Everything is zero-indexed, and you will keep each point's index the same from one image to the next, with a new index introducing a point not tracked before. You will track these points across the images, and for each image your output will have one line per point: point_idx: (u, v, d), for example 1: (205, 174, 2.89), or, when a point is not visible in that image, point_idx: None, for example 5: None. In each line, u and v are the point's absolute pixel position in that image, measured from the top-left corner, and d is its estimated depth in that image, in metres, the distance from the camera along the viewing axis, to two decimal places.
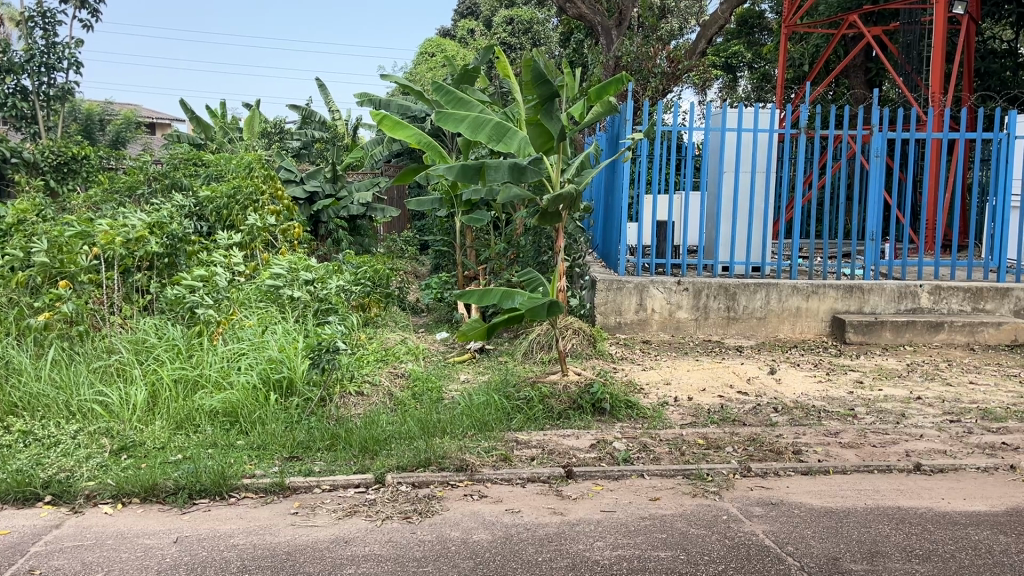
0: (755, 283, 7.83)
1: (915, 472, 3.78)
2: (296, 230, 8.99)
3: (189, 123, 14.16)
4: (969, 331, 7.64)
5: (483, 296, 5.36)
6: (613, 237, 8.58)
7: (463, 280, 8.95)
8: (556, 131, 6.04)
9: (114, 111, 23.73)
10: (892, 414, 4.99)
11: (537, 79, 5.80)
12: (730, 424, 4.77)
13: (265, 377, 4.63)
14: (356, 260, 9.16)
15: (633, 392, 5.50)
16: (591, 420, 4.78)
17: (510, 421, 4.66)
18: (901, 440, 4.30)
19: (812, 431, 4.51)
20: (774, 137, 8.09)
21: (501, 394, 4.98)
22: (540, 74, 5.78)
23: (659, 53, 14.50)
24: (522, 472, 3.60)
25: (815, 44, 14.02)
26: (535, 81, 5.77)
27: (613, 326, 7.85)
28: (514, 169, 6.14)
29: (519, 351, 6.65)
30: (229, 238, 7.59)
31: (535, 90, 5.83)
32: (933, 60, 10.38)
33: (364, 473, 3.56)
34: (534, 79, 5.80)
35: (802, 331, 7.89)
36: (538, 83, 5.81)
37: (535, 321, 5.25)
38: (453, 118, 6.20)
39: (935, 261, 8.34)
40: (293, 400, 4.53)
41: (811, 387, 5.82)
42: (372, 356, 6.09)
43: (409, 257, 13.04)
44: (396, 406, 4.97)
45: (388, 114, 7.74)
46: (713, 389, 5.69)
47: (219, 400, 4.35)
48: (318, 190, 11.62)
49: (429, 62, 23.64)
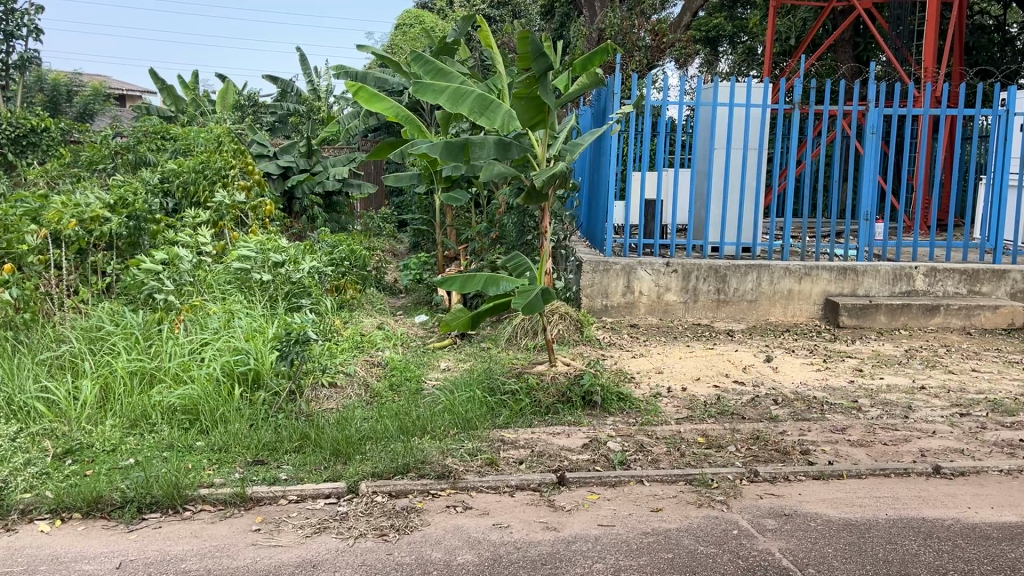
0: (746, 265, 7.53)
1: (934, 475, 3.51)
2: (267, 207, 8.59)
3: (159, 94, 13.59)
4: (965, 314, 7.41)
5: (465, 283, 5.06)
6: (599, 216, 8.23)
7: (443, 260, 8.60)
8: (550, 105, 5.73)
9: (82, 80, 23.00)
10: (898, 406, 4.73)
11: (534, 54, 5.45)
12: (729, 419, 4.50)
13: (228, 370, 4.25)
14: (333, 239, 8.78)
15: (624, 383, 5.21)
16: (582, 415, 4.48)
17: (497, 416, 4.35)
18: (913, 437, 4.03)
19: (817, 426, 4.23)
20: (767, 113, 7.77)
21: (485, 387, 4.66)
22: (538, 48, 5.42)
23: (642, 27, 13.95)
24: (509, 479, 3.27)
25: (802, 18, 13.69)
26: (533, 55, 5.42)
27: (599, 310, 7.54)
28: (499, 145, 5.89)
29: (502, 337, 6.35)
30: (195, 217, 7.18)
31: (532, 64, 5.48)
32: (927, 34, 10.08)
33: (335, 482, 3.21)
34: (531, 53, 5.44)
35: (794, 314, 7.62)
36: (535, 58, 5.46)
37: (530, 314, 4.84)
38: (433, 90, 5.79)
39: (929, 242, 8.10)
40: (259, 395, 4.17)
41: (810, 375, 5.55)
42: (347, 345, 5.74)
43: (387, 235, 12.65)
44: (373, 401, 4.66)
45: (364, 85, 7.30)
46: (709, 378, 5.41)
47: (177, 396, 3.96)
48: (292, 165, 11.18)
49: (406, 34, 23.00)
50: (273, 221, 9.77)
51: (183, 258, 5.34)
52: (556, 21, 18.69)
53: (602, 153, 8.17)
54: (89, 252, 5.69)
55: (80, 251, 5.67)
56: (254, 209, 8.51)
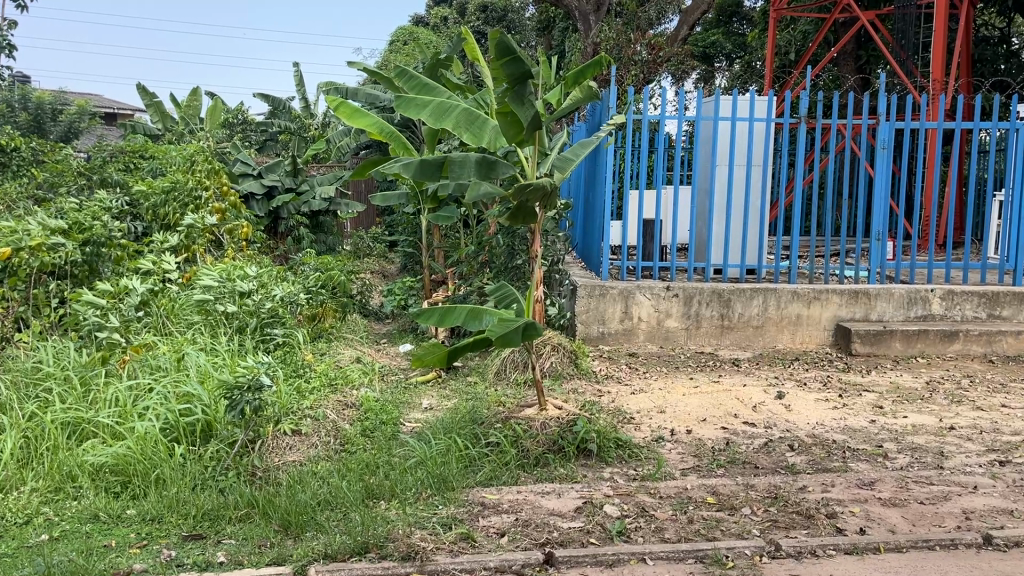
0: (751, 288, 7.05)
1: (985, 547, 3.01)
2: (244, 230, 8.14)
3: (145, 111, 13.20)
4: (986, 340, 6.91)
5: (445, 314, 4.53)
6: (595, 236, 7.75)
7: (430, 285, 8.14)
8: (529, 121, 4.94)
9: (67, 98, 22.52)
10: (929, 453, 4.23)
11: (502, 52, 4.68)
12: (741, 470, 4.02)
13: (172, 422, 3.79)
14: (314, 261, 8.31)
15: (622, 426, 4.72)
16: (576, 467, 3.98)
17: (478, 471, 3.84)
18: (953, 494, 3.54)
19: (842, 480, 3.72)
20: (771, 128, 7.30)
21: (467, 435, 4.16)
22: (508, 48, 4.67)
23: (638, 41, 13.61)
24: (486, 561, 2.79)
25: (802, 31, 13.30)
26: (501, 55, 4.67)
27: (595, 337, 7.03)
28: (482, 163, 5.26)
29: (490, 371, 5.84)
30: (162, 242, 6.71)
31: (502, 67, 4.73)
32: (934, 45, 9.64)
33: (279, 566, 2.74)
34: (499, 53, 4.68)
35: (803, 340, 7.12)
36: (504, 58, 4.71)
37: (505, 349, 4.20)
38: (414, 104, 5.33)
39: (944, 263, 7.61)
40: (207, 449, 3.69)
41: (827, 414, 5.04)
42: (318, 383, 5.25)
43: (377, 256, 12.17)
44: (339, 453, 4.17)
45: (345, 100, 6.82)
46: (715, 419, 4.89)
47: (108, 454, 3.47)
48: (277, 184, 10.75)
49: (398, 51, 22.67)
50: (253, 243, 9.32)
51: (133, 292, 4.88)
52: (552, 35, 18.33)
53: (598, 170, 7.70)
54: (34, 282, 5.25)
55: (24, 284, 5.19)
56: (230, 232, 8.06)
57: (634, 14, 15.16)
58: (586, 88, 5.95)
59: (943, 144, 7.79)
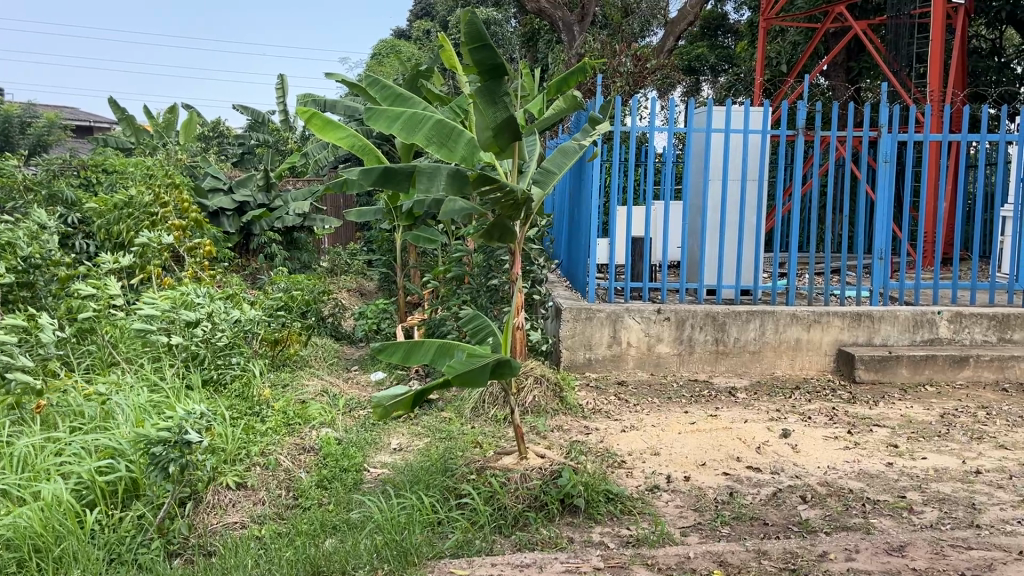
0: (747, 311, 6.57)
1: None
2: (207, 248, 7.62)
3: (117, 124, 12.67)
4: (998, 366, 6.43)
5: (410, 351, 3.93)
6: (580, 255, 7.23)
7: (404, 308, 7.66)
8: (501, 121, 4.34)
9: (37, 112, 21.90)
10: (959, 506, 3.75)
11: (472, 39, 4.23)
12: (748, 528, 3.53)
13: (88, 482, 3.34)
14: (283, 280, 7.76)
15: (613, 473, 4.21)
16: (561, 527, 3.48)
17: (447, 536, 3.33)
18: (997, 563, 3.05)
19: (868, 544, 3.22)
20: (766, 140, 6.82)
21: (437, 493, 3.65)
22: (478, 34, 4.24)
23: (622, 52, 13.20)
24: None
25: (792, 42, 12.99)
26: (470, 41, 4.22)
27: (581, 364, 6.52)
28: (456, 177, 4.81)
29: (467, 406, 5.32)
30: (112, 263, 6.19)
31: (470, 54, 4.26)
32: (931, 54, 9.25)
33: None
34: (468, 38, 4.24)
35: (804, 367, 6.64)
36: (474, 46, 4.25)
37: (471, 388, 3.61)
38: (383, 115, 4.85)
39: (950, 283, 7.11)
40: (125, 516, 3.27)
41: (838, 456, 4.54)
42: (273, 424, 4.70)
43: (354, 273, 11.64)
44: (289, 512, 3.64)
45: (318, 112, 6.22)
46: (715, 463, 4.39)
47: (4, 525, 2.99)
48: (250, 199, 10.19)
49: (380, 63, 22.21)
50: (219, 261, 8.80)
51: (44, 330, 4.34)
52: (535, 48, 17.89)
53: (584, 185, 7.20)
54: None
55: None
56: (191, 250, 7.53)
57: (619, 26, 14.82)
58: (572, 99, 5.49)
59: (948, 158, 7.28)
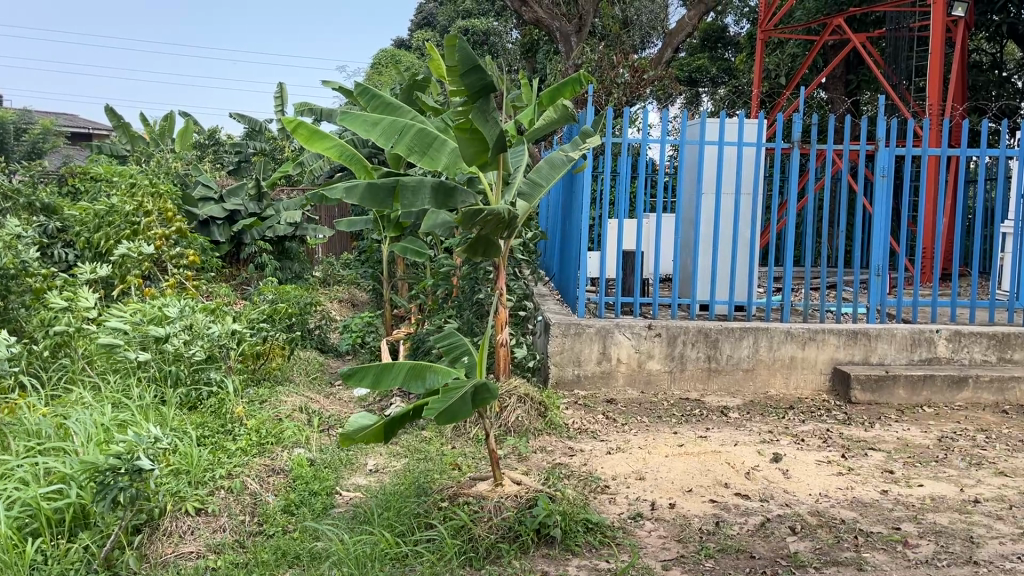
0: (740, 328, 6.38)
1: None
2: (190, 257, 7.45)
3: (112, 131, 12.52)
4: (997, 388, 6.25)
5: (380, 375, 3.71)
6: (571, 269, 7.04)
7: (390, 321, 7.49)
8: (493, 139, 4.17)
9: (35, 119, 21.85)
10: (956, 540, 3.56)
11: (463, 64, 3.92)
12: (732, 562, 3.34)
13: (34, 509, 3.17)
14: (268, 291, 7.60)
15: (595, 499, 4.02)
16: (534, 560, 3.30)
17: (412, 570, 3.15)
18: None
19: None
20: (761, 153, 6.65)
21: (404, 524, 3.46)
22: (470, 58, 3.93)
23: (619, 64, 13.10)
24: None
25: (791, 54, 12.86)
26: (462, 66, 3.91)
27: (569, 381, 6.33)
28: (437, 188, 4.66)
29: (448, 425, 5.14)
30: (88, 273, 6.03)
31: (462, 80, 3.96)
32: (930, 67, 9.08)
33: None
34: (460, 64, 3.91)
35: (798, 386, 6.45)
36: (466, 70, 3.95)
37: (454, 424, 3.39)
38: (365, 122, 4.68)
39: (948, 300, 6.91)
40: (71, 546, 3.10)
41: (831, 483, 4.36)
42: (244, 443, 4.53)
43: (345, 284, 11.46)
44: (249, 540, 3.46)
45: (303, 121, 5.98)
46: (702, 490, 4.21)
47: None
48: (241, 208, 10.03)
49: (380, 72, 22.09)
50: (205, 270, 8.64)
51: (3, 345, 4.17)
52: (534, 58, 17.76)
53: (576, 197, 7.01)
54: None
55: None
56: (174, 260, 7.37)
57: (618, 38, 14.58)
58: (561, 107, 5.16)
59: (947, 172, 7.09)
